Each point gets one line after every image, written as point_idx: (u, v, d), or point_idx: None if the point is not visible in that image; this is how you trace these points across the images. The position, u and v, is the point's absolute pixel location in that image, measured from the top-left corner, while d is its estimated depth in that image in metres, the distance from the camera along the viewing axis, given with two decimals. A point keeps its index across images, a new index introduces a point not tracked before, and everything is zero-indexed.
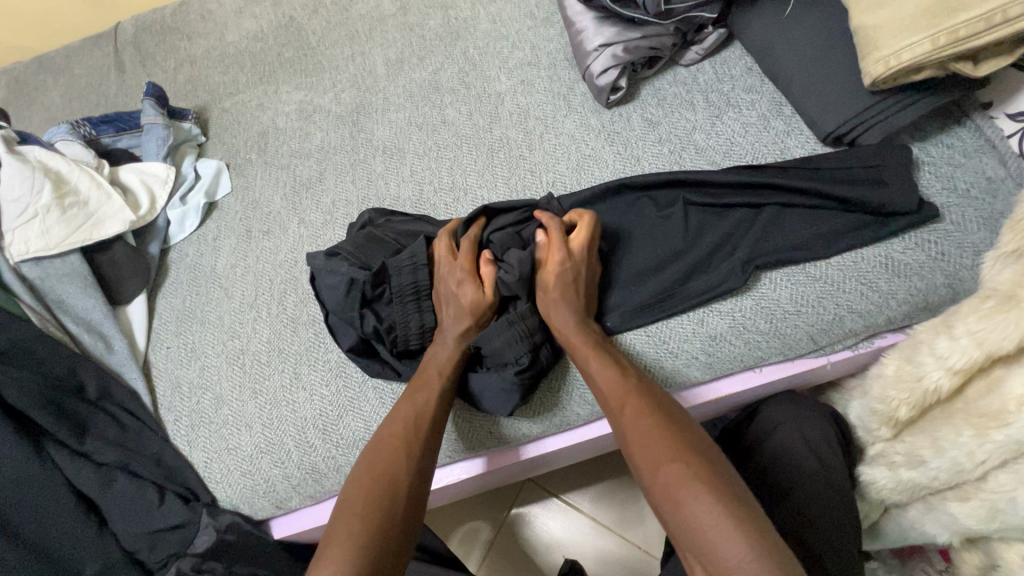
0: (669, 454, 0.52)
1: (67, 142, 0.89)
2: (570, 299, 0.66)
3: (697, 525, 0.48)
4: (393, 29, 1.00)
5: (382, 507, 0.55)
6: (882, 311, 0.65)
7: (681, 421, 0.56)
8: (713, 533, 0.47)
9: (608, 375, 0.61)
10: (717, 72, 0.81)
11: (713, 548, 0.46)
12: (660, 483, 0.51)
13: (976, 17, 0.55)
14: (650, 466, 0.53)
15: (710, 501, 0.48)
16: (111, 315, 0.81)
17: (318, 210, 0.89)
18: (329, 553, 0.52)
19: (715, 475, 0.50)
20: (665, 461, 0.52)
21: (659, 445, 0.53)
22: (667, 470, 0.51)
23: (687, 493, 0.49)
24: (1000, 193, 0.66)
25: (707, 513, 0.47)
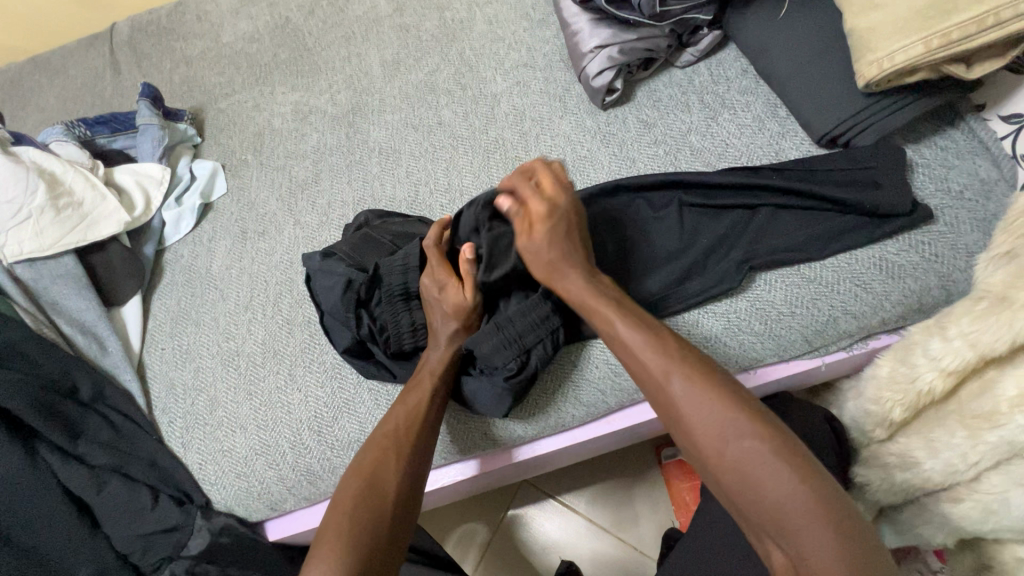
0: (734, 430, 0.48)
1: (62, 142, 0.89)
2: (562, 254, 0.61)
3: (777, 508, 0.45)
4: (389, 30, 1.00)
5: (372, 508, 0.55)
6: (876, 313, 0.65)
7: (734, 386, 0.51)
8: (795, 516, 0.44)
9: (644, 343, 0.54)
10: (712, 73, 0.81)
11: (796, 531, 0.44)
12: (727, 463, 0.47)
13: (969, 20, 0.55)
14: (712, 443, 0.48)
15: (789, 481, 0.45)
16: (105, 316, 0.81)
17: (314, 212, 0.89)
18: (318, 553, 0.52)
19: (789, 449, 0.46)
20: (732, 439, 0.47)
21: (721, 420, 0.48)
22: (737, 448, 0.47)
23: (760, 473, 0.46)
24: (994, 194, 0.66)
25: (789, 497, 0.44)
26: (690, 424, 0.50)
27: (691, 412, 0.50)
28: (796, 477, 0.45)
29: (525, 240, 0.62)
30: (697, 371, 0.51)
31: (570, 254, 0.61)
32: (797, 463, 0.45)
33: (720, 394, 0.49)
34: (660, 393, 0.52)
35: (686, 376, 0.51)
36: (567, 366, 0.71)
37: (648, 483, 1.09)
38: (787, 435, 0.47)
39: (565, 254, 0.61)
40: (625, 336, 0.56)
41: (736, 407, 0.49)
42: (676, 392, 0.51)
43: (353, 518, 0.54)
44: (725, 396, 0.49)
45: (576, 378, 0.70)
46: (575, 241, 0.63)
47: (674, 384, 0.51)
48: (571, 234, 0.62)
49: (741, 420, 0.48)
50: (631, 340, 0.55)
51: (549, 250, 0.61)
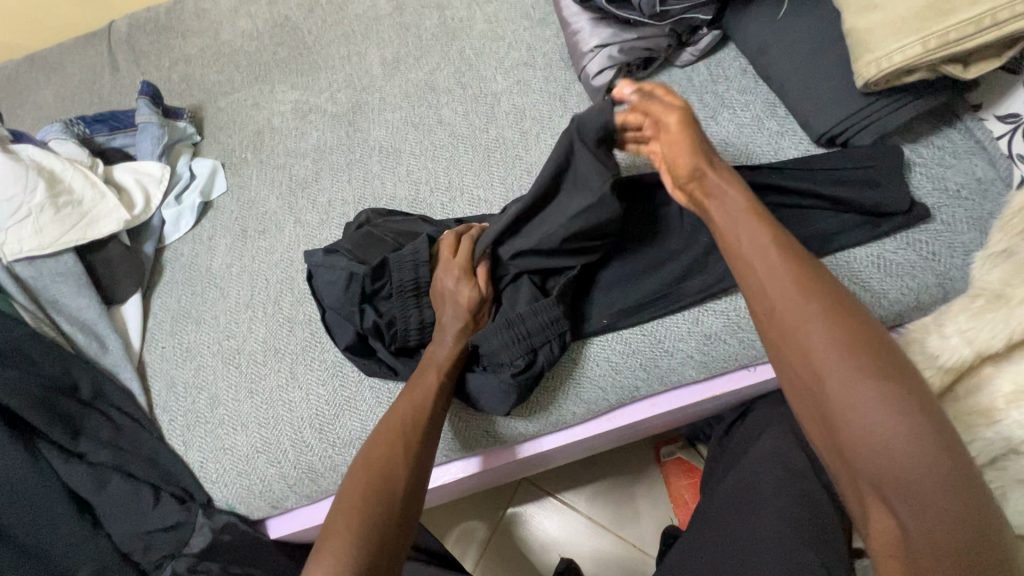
0: (872, 382, 0.44)
1: (61, 140, 0.89)
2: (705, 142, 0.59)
3: (898, 470, 0.42)
4: (389, 29, 1.00)
5: (382, 502, 0.56)
6: (875, 310, 0.66)
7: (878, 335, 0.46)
8: (916, 482, 0.41)
9: (783, 276, 0.50)
10: (712, 73, 0.82)
11: (912, 497, 0.41)
12: (852, 414, 0.44)
13: (965, 21, 0.55)
14: (842, 389, 0.45)
15: (921, 448, 0.41)
16: (105, 314, 0.81)
17: (314, 211, 0.89)
18: (328, 546, 0.52)
19: (928, 413, 0.42)
20: (867, 391, 0.44)
21: (858, 370, 0.44)
22: (872, 402, 0.43)
23: (889, 430, 0.42)
24: (990, 193, 0.66)
25: (916, 464, 0.41)
26: (820, 367, 0.46)
27: (825, 355, 0.46)
28: (929, 445, 0.41)
29: (677, 124, 0.59)
30: (842, 314, 0.47)
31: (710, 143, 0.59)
32: (932, 427, 0.42)
33: (862, 341, 0.46)
34: (792, 332, 0.48)
35: (827, 316, 0.47)
36: (570, 364, 0.71)
37: (648, 481, 1.09)
38: (928, 399, 0.43)
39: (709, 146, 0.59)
40: (762, 267, 0.52)
41: (877, 359, 0.45)
42: (812, 332, 0.47)
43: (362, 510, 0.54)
44: (864, 344, 0.45)
45: (578, 376, 0.71)
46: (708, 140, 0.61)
47: (813, 321, 0.47)
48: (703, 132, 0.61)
49: (879, 373, 0.44)
50: (767, 270, 0.51)
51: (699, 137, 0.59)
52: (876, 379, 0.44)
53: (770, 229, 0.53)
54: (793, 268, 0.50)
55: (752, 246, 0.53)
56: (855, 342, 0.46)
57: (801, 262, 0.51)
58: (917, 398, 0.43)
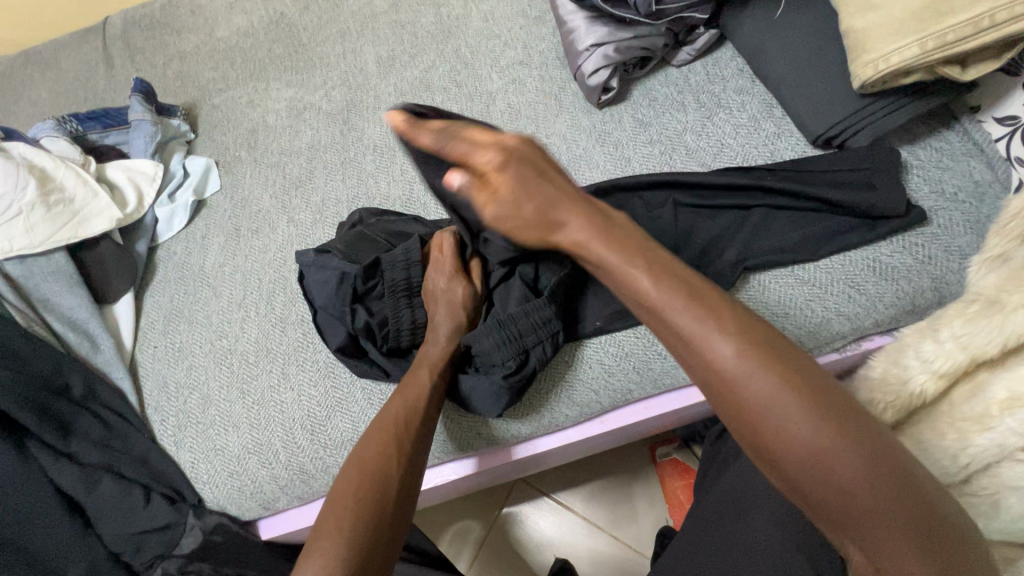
0: (818, 426, 0.37)
1: (53, 137, 0.88)
2: (536, 192, 0.48)
3: (871, 520, 0.36)
4: (385, 26, 0.99)
5: (373, 502, 0.55)
6: (870, 314, 0.65)
7: (799, 359, 0.39)
8: (892, 531, 0.36)
9: (686, 316, 0.41)
10: (709, 72, 0.81)
11: (891, 546, 0.36)
12: (810, 470, 0.37)
13: (964, 22, 0.54)
14: (789, 444, 0.37)
15: (886, 490, 0.36)
16: (97, 313, 0.81)
17: (308, 209, 0.88)
18: (318, 547, 0.51)
19: (874, 442, 0.37)
20: (815, 439, 0.37)
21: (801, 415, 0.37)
22: (824, 452, 0.36)
23: (851, 479, 0.36)
24: (988, 196, 0.66)
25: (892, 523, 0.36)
26: (760, 422, 0.38)
27: (770, 426, 0.38)
28: (897, 492, 0.36)
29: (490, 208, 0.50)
30: (760, 350, 0.39)
31: (548, 188, 0.48)
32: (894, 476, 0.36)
33: (792, 375, 0.38)
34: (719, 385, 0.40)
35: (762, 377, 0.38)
36: (563, 366, 0.71)
37: (643, 482, 1.09)
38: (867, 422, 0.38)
39: (550, 199, 0.48)
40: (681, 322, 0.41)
41: (812, 394, 0.38)
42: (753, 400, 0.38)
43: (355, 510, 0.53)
44: (796, 378, 0.38)
45: (571, 378, 0.70)
46: (557, 174, 0.50)
47: (735, 369, 0.39)
48: (539, 165, 0.50)
49: (820, 412, 0.37)
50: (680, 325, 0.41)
51: (521, 199, 0.48)
52: (821, 418, 0.37)
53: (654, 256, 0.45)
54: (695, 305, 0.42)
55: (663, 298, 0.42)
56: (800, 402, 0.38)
57: (697, 294, 0.42)
58: (861, 424, 0.37)
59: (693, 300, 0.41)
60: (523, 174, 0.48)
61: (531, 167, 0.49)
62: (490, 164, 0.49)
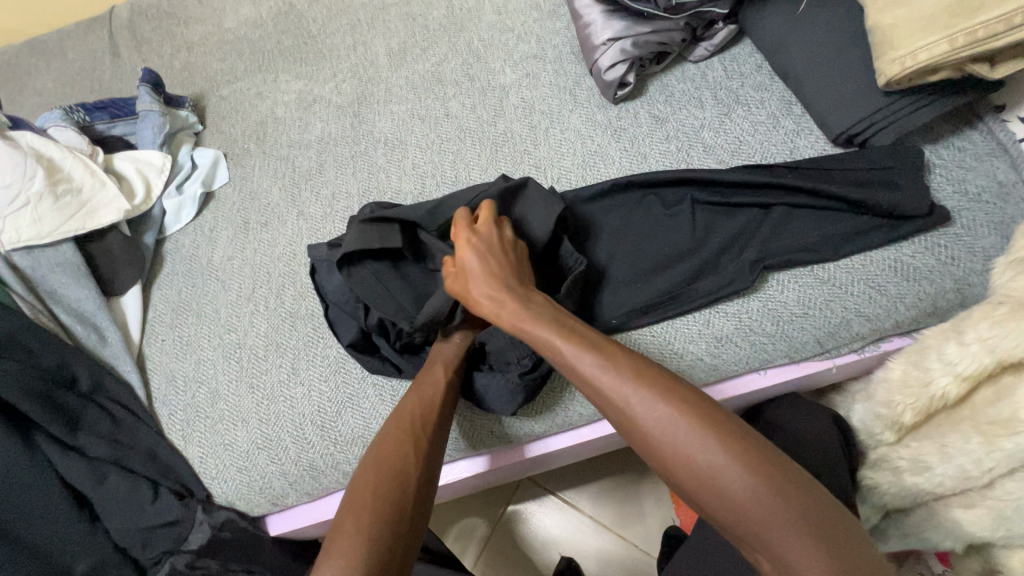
0: (693, 433, 0.45)
1: (60, 128, 0.87)
2: (485, 275, 0.58)
3: (751, 512, 0.42)
4: (396, 18, 0.98)
5: (392, 501, 0.54)
6: (891, 315, 0.64)
7: (680, 384, 0.48)
8: (772, 519, 0.42)
9: (580, 353, 0.51)
10: (727, 68, 0.80)
11: (773, 528, 0.42)
12: (697, 473, 0.44)
13: (996, 18, 0.54)
14: (678, 453, 0.45)
15: (751, 474, 0.43)
16: (104, 306, 0.80)
17: (318, 203, 0.87)
18: (337, 546, 0.50)
19: (744, 442, 0.44)
20: (696, 445, 0.45)
21: (685, 428, 0.45)
22: (706, 455, 0.44)
23: (730, 476, 0.43)
24: (1012, 197, 0.65)
25: (764, 506, 0.42)
26: (653, 438, 0.46)
27: (651, 426, 0.46)
28: (762, 477, 0.43)
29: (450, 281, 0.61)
30: (649, 378, 0.48)
31: (496, 270, 0.58)
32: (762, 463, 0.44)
33: (675, 397, 0.47)
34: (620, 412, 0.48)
35: (644, 391, 0.47)
36: None
37: (650, 481, 1.08)
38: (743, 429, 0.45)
39: (497, 281, 0.58)
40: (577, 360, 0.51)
41: (692, 410, 0.46)
42: (636, 408, 0.47)
43: (373, 508, 0.52)
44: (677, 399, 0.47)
45: None
46: (517, 265, 0.60)
47: (631, 395, 0.48)
48: (508, 257, 0.60)
49: (700, 424, 0.45)
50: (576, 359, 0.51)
51: (471, 275, 0.59)
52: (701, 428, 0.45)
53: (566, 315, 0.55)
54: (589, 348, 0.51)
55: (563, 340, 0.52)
56: (676, 406, 0.46)
57: (590, 339, 0.52)
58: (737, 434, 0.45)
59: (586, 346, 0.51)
60: (483, 256, 0.59)
61: (490, 252, 0.60)
62: (465, 241, 0.61)
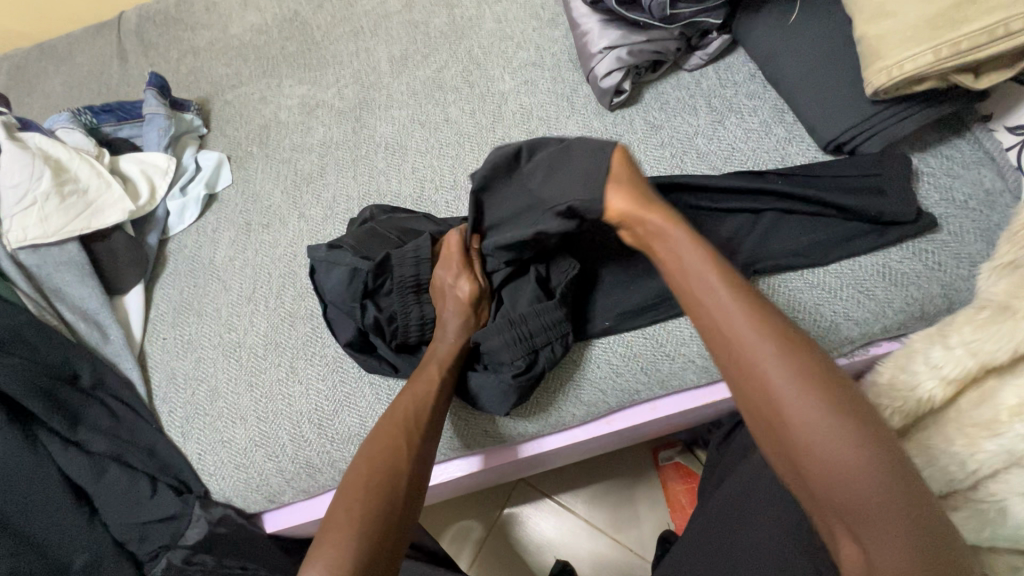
0: (825, 401, 0.43)
1: (68, 129, 0.89)
2: (633, 189, 0.62)
3: (863, 498, 0.41)
4: (398, 26, 1.00)
5: (384, 496, 0.55)
6: (879, 319, 0.65)
7: (820, 354, 0.46)
8: (878, 510, 0.41)
9: (723, 297, 0.50)
10: (720, 77, 0.82)
11: (875, 514, 0.41)
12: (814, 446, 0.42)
13: (978, 30, 0.55)
14: (802, 418, 0.43)
15: (871, 457, 0.41)
16: (107, 304, 0.81)
17: (318, 206, 0.89)
18: (328, 538, 0.52)
19: (873, 429, 0.42)
20: (815, 415, 0.43)
21: (816, 403, 0.43)
22: (829, 430, 0.42)
23: (853, 461, 0.41)
24: (998, 205, 0.66)
25: (876, 493, 0.41)
26: (778, 396, 0.44)
27: (783, 382, 0.44)
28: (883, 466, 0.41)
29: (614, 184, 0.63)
30: (792, 344, 0.46)
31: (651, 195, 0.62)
32: (884, 455, 0.41)
33: (814, 366, 0.45)
34: (747, 363, 0.46)
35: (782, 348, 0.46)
36: (571, 365, 0.71)
37: (646, 484, 1.09)
38: (877, 423, 0.43)
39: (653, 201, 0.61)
40: (711, 302, 0.50)
41: (826, 382, 0.44)
42: (769, 361, 0.45)
43: (365, 503, 0.54)
44: (808, 370, 0.44)
45: (579, 379, 0.70)
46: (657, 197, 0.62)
47: (767, 351, 0.46)
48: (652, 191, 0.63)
49: (839, 406, 0.43)
50: (717, 300, 0.50)
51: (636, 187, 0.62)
52: (825, 402, 0.43)
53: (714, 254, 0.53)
54: (731, 295, 0.49)
55: (709, 280, 0.51)
56: (813, 372, 0.44)
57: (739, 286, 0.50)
58: (869, 418, 0.43)
59: (732, 291, 0.50)
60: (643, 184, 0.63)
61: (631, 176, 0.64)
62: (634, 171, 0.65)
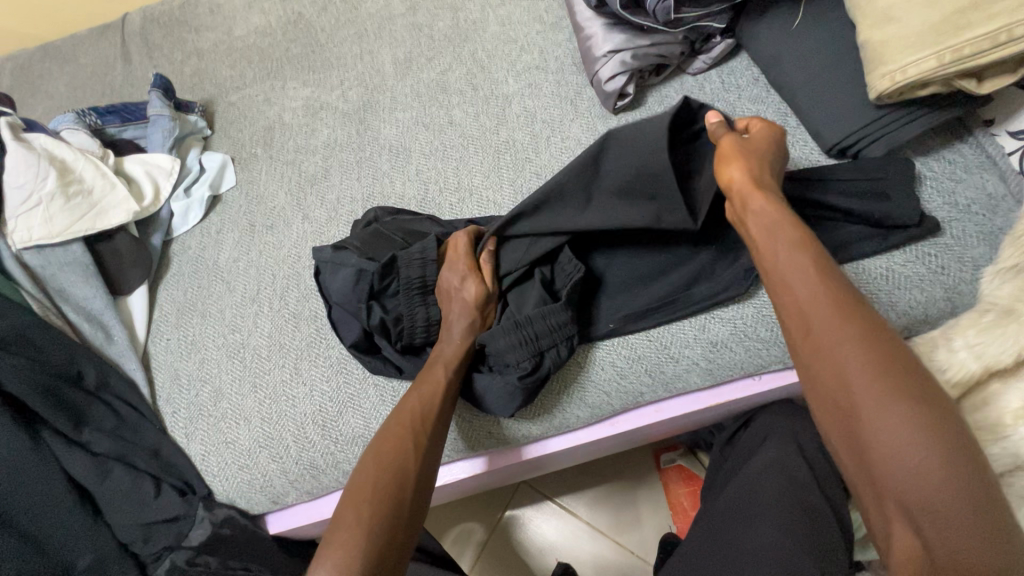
0: (896, 390, 0.43)
1: (73, 130, 0.89)
2: (751, 160, 0.61)
3: (927, 488, 0.41)
4: (402, 29, 1.00)
5: (393, 497, 0.55)
6: (883, 322, 0.65)
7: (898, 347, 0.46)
8: (941, 502, 0.41)
9: (805, 281, 0.50)
10: (724, 81, 0.82)
11: (938, 505, 0.41)
12: (881, 431, 0.43)
13: (981, 36, 0.56)
14: (871, 402, 0.44)
15: (937, 449, 0.41)
16: (111, 305, 0.81)
17: (322, 207, 0.89)
18: (337, 537, 0.52)
19: (946, 425, 0.42)
20: (885, 401, 0.43)
21: (885, 391, 0.43)
22: (896, 417, 0.43)
23: (918, 450, 0.41)
24: (1001, 209, 0.66)
25: (938, 485, 0.41)
26: (849, 380, 0.45)
27: (854, 367, 0.45)
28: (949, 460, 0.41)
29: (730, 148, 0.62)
30: (871, 331, 0.46)
31: (767, 167, 0.61)
32: (952, 451, 0.41)
33: (889, 355, 0.45)
34: (821, 346, 0.48)
35: (863, 334, 0.46)
36: (575, 367, 0.71)
37: (648, 487, 1.09)
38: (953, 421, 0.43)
39: (763, 173, 0.60)
40: (795, 285, 0.51)
41: (902, 372, 0.44)
42: (844, 345, 0.46)
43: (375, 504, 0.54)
44: (886, 361, 0.45)
45: (584, 381, 0.70)
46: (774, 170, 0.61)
47: (844, 334, 0.46)
48: (772, 163, 0.62)
49: (912, 397, 0.43)
50: (799, 284, 0.51)
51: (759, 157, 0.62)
52: (904, 397, 0.43)
53: (810, 242, 0.53)
54: (814, 281, 0.50)
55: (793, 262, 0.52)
56: (887, 360, 0.45)
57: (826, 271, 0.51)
58: (943, 415, 0.42)
59: (817, 277, 0.50)
60: (765, 154, 0.62)
61: (755, 145, 0.63)
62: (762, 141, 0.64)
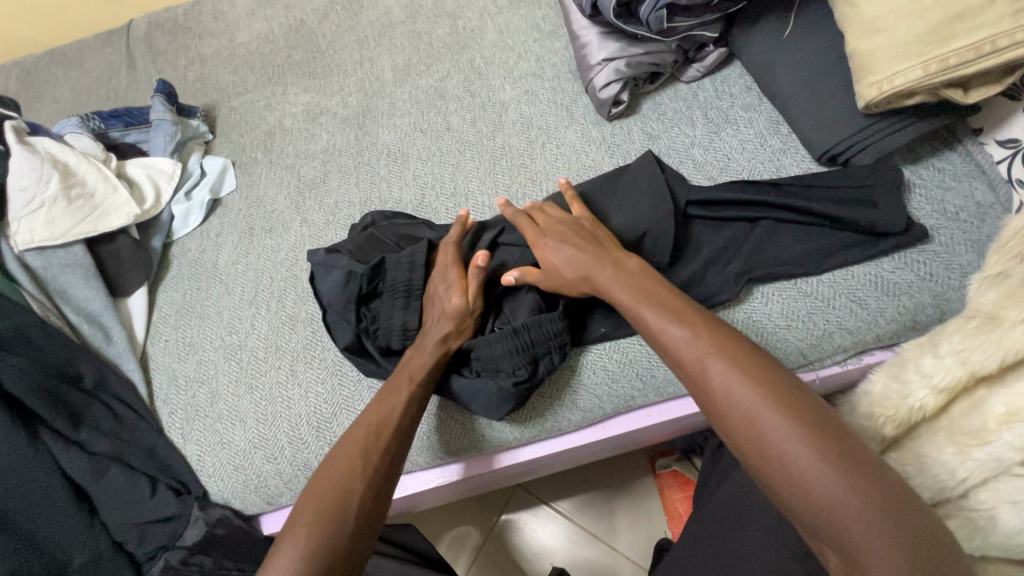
0: (768, 406, 0.45)
1: (77, 134, 0.91)
2: (571, 261, 0.65)
3: (833, 503, 0.41)
4: (402, 36, 1.02)
5: (342, 498, 0.55)
6: (871, 328, 0.66)
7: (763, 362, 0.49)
8: (848, 514, 0.40)
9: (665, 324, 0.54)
10: (717, 89, 0.83)
11: (845, 517, 0.40)
12: (769, 455, 0.44)
13: (965, 47, 0.56)
14: (755, 426, 0.45)
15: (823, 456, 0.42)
16: (111, 306, 0.82)
17: (320, 211, 0.90)
18: (285, 540, 0.52)
19: (821, 428, 0.44)
20: (765, 422, 0.45)
21: (757, 412, 0.46)
22: (776, 433, 0.44)
23: (806, 463, 0.42)
24: (988, 216, 0.67)
25: (839, 495, 0.41)
26: (728, 409, 0.47)
27: (729, 395, 0.47)
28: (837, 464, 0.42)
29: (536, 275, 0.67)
30: (733, 357, 0.49)
31: (586, 246, 0.65)
32: (837, 453, 0.42)
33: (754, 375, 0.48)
34: (697, 383, 0.50)
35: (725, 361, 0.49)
36: (568, 372, 0.72)
37: (643, 492, 1.09)
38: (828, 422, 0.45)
39: (587, 258, 0.64)
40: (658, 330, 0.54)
41: (770, 389, 0.46)
42: (711, 375, 0.49)
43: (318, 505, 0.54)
44: (753, 380, 0.47)
45: (576, 385, 0.71)
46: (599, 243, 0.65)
47: (710, 366, 0.49)
48: (585, 239, 0.66)
49: (786, 409, 0.45)
50: (662, 329, 0.54)
51: (564, 263, 0.65)
52: (783, 414, 0.45)
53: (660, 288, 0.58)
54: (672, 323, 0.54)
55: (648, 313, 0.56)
56: (755, 380, 0.47)
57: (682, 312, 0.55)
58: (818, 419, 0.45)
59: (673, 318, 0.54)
60: (569, 245, 0.66)
61: (557, 241, 0.67)
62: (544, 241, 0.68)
